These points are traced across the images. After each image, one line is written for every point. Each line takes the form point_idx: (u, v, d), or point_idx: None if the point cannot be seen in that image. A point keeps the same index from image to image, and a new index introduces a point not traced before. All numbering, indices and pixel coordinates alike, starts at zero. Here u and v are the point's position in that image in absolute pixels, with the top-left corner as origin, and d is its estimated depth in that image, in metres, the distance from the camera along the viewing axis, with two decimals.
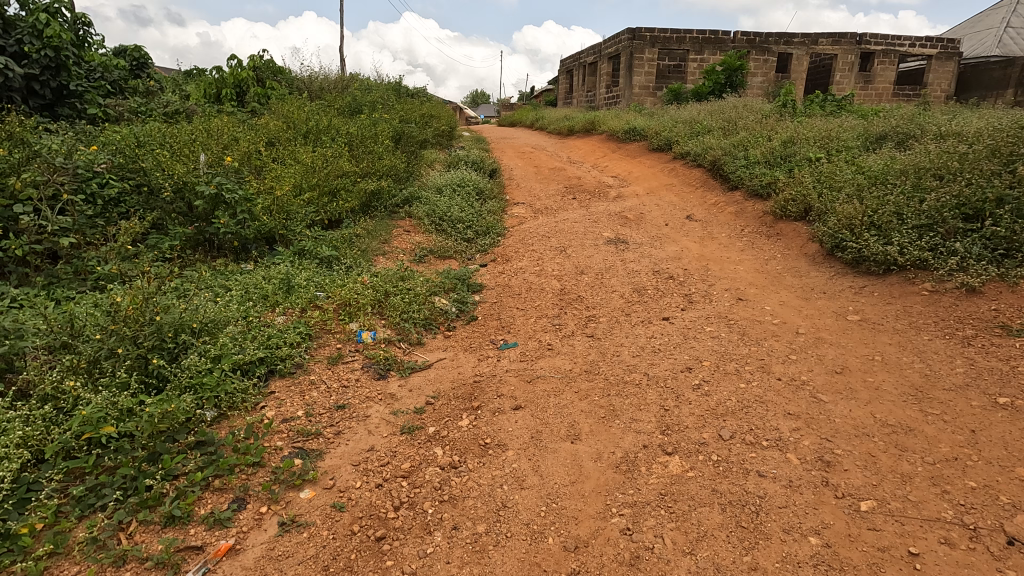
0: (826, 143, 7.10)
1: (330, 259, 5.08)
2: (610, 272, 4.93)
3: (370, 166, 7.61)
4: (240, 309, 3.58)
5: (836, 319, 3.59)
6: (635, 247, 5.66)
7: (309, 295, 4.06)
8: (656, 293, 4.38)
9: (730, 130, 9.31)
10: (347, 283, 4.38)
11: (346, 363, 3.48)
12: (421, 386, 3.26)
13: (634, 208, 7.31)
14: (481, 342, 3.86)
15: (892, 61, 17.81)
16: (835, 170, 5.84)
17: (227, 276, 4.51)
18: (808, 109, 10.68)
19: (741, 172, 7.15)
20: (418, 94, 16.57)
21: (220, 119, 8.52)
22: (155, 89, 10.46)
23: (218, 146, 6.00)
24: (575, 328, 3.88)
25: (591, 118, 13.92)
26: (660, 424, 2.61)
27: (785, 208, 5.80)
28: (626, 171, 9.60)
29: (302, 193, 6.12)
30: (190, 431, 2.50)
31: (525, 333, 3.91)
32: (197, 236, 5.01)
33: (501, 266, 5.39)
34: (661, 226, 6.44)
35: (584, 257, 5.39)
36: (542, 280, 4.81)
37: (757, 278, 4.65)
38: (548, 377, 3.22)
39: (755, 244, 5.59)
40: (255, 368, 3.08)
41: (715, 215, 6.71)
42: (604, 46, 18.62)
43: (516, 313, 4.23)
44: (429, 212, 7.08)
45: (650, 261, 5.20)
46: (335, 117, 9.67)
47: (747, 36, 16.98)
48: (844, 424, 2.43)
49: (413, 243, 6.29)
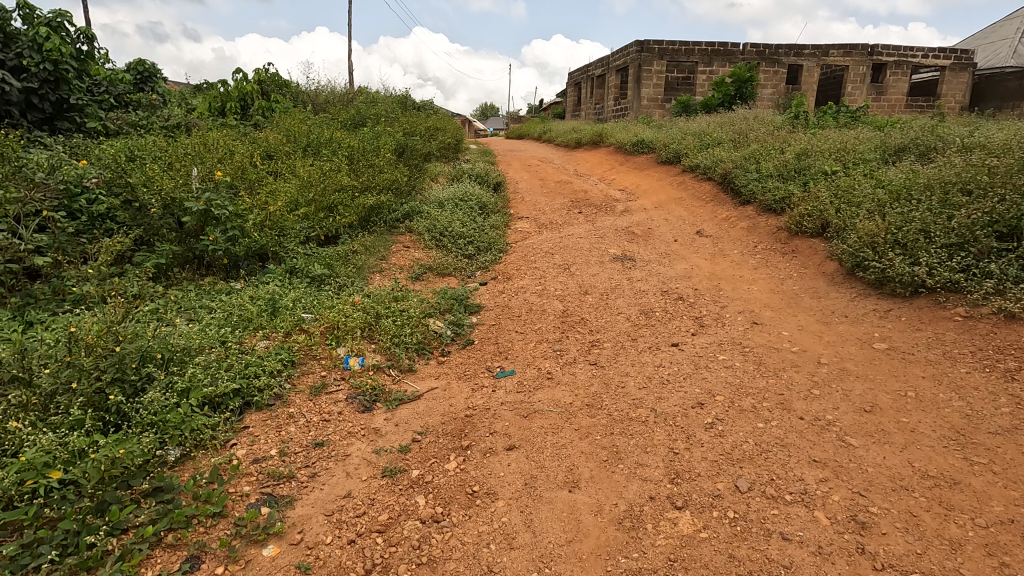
0: (842, 156, 6.82)
1: (323, 278, 4.86)
2: (616, 292, 4.67)
3: (370, 180, 7.42)
4: (219, 335, 3.36)
5: (861, 347, 3.29)
6: (643, 265, 5.41)
7: (295, 318, 3.84)
8: (665, 316, 4.11)
9: (741, 143, 9.05)
10: (337, 304, 4.15)
11: (330, 394, 3.24)
12: (408, 420, 3.01)
13: (642, 222, 7.06)
14: (476, 369, 3.61)
15: (904, 72, 17.53)
16: (853, 184, 5.56)
17: (213, 297, 4.31)
18: (820, 121, 10.42)
19: (752, 186, 6.89)
20: (424, 107, 16.50)
21: (220, 132, 8.41)
22: (160, 102, 10.42)
23: (212, 161, 5.83)
24: (578, 354, 3.62)
25: (598, 130, 13.73)
26: (668, 471, 2.33)
27: (801, 224, 5.52)
28: (634, 184, 9.36)
29: (297, 208, 5.92)
30: (147, 475, 2.27)
31: (523, 360, 3.65)
32: (186, 254, 4.84)
33: (501, 284, 5.15)
34: (670, 242, 6.18)
35: (589, 276, 5.14)
36: (543, 300, 4.56)
37: (773, 299, 4.37)
38: (547, 411, 2.96)
39: (769, 262, 5.31)
40: (228, 402, 2.85)
41: (726, 231, 6.44)
42: (612, 58, 18.49)
43: (515, 337, 3.98)
44: (430, 227, 6.87)
45: (659, 280, 4.93)
46: (337, 130, 9.53)
47: (756, 48, 16.78)
48: (878, 475, 2.14)
49: (411, 260, 6.07)
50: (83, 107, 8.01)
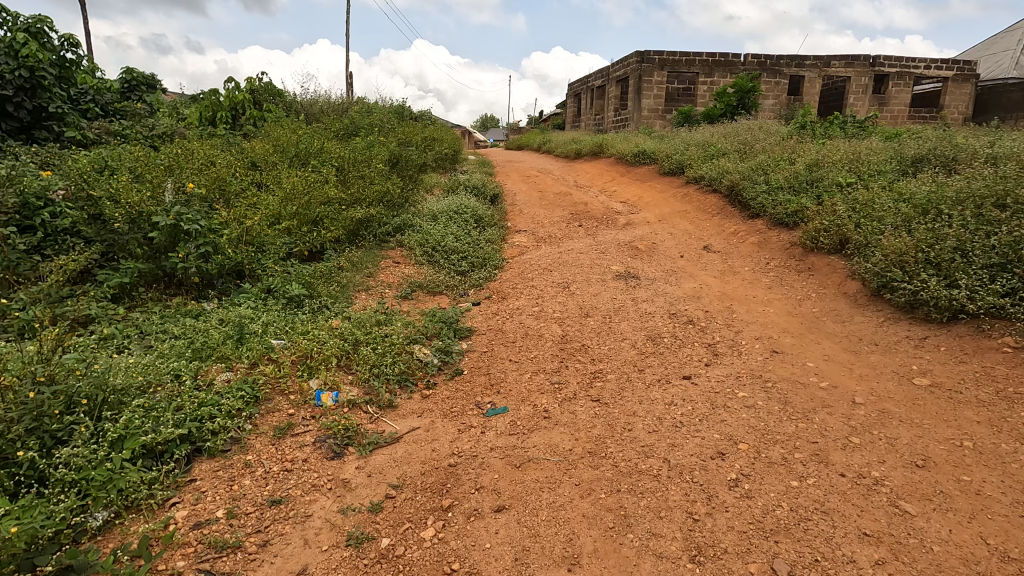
0: (856, 167, 6.48)
1: (301, 299, 4.47)
2: (620, 314, 4.28)
3: (359, 192, 7.07)
4: (172, 367, 2.97)
5: (899, 383, 2.91)
6: (649, 283, 5.03)
7: (263, 345, 3.45)
8: (674, 343, 3.72)
9: (747, 154, 8.71)
10: (313, 329, 3.77)
11: (296, 436, 2.85)
12: (382, 469, 2.61)
13: (646, 237, 6.70)
14: (465, 406, 3.21)
15: (907, 83, 17.31)
16: (872, 197, 5.21)
17: (179, 322, 3.94)
18: (827, 132, 10.10)
19: (762, 199, 6.53)
20: (421, 117, 16.22)
21: (206, 143, 8.08)
22: (148, 111, 10.11)
23: (188, 172, 5.48)
24: (578, 389, 3.22)
25: (599, 141, 13.43)
26: (687, 544, 1.94)
27: (817, 240, 5.16)
28: (636, 196, 9.02)
29: (279, 222, 5.56)
30: (58, 550, 1.88)
31: (517, 395, 3.25)
32: (154, 272, 4.48)
33: (495, 305, 4.77)
34: (676, 258, 5.81)
35: (590, 295, 4.76)
36: (541, 324, 4.17)
37: (792, 323, 4.00)
38: (542, 460, 2.56)
39: (784, 280, 4.93)
40: (173, 451, 2.46)
41: (735, 246, 6.07)
42: (612, 69, 18.26)
43: (509, 367, 3.58)
44: (421, 241, 6.50)
45: (666, 300, 4.55)
46: (329, 140, 9.20)
47: (757, 58, 16.56)
48: (947, 558, 1.76)
49: (401, 277, 5.71)
50: (63, 116, 7.69)
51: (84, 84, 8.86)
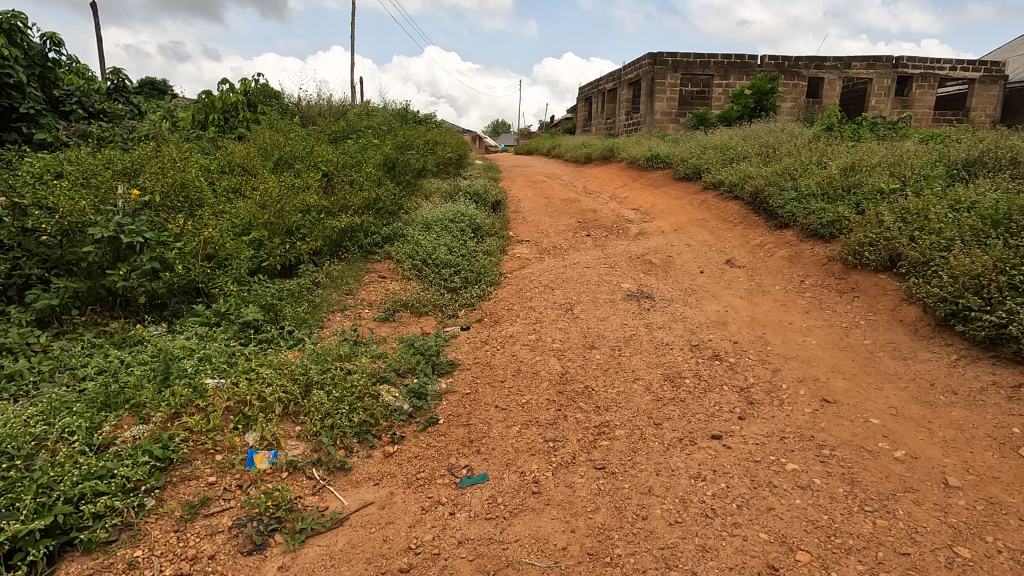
0: (898, 172, 5.75)
1: (259, 325, 3.85)
2: (632, 345, 3.61)
3: (346, 200, 6.46)
4: (62, 423, 2.36)
5: (1003, 456, 2.22)
6: (665, 305, 4.34)
7: (193, 386, 2.82)
8: (698, 386, 3.04)
9: (771, 158, 7.98)
10: (262, 364, 3.14)
11: (211, 516, 2.22)
12: (312, 573, 1.97)
13: (660, 249, 6.01)
14: (435, 471, 2.54)
15: (931, 85, 16.44)
16: (926, 207, 4.50)
17: (109, 353, 3.33)
18: (855, 134, 9.32)
19: (792, 207, 5.83)
20: (426, 121, 15.66)
21: (186, 146, 7.53)
22: (134, 113, 9.61)
23: (149, 179, 4.91)
24: (578, 451, 2.56)
25: (609, 145, 12.76)
26: None
27: (861, 256, 4.46)
28: (649, 203, 8.34)
29: (249, 232, 4.95)
30: None
31: (501, 456, 2.58)
32: (94, 292, 3.90)
33: (486, 330, 4.12)
34: (695, 275, 5.13)
35: (596, 320, 4.09)
36: (537, 357, 3.50)
37: (841, 359, 3.30)
38: (526, 566, 1.91)
39: (823, 303, 4.23)
40: (28, 550, 1.85)
41: (763, 261, 5.37)
42: (624, 72, 17.55)
43: (494, 416, 2.91)
44: (410, 254, 5.87)
45: (686, 327, 3.87)
46: (320, 144, 8.60)
47: (775, 60, 15.80)
48: None
49: (384, 295, 5.09)
50: (37, 117, 7.18)
51: (68, 84, 8.38)
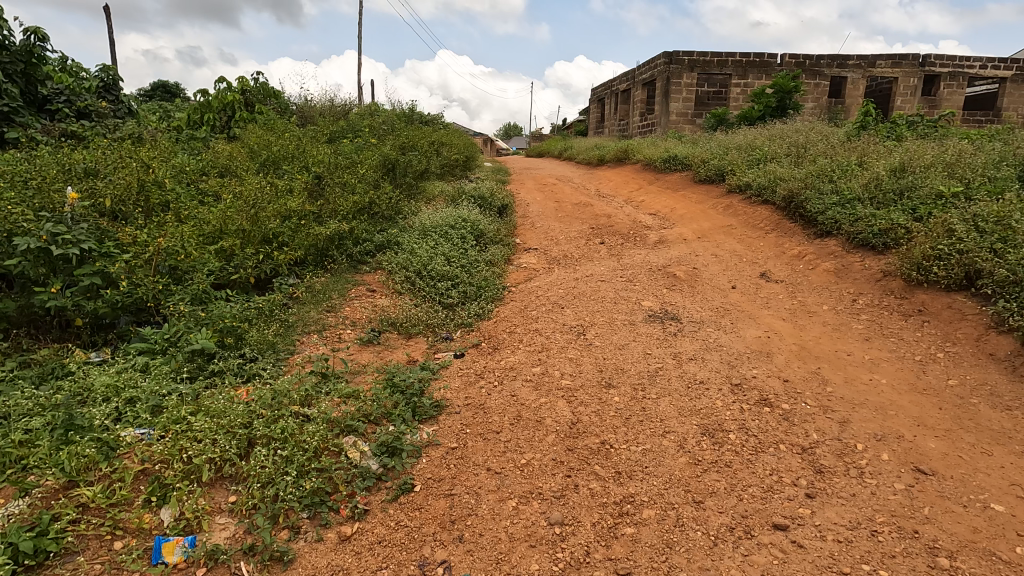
0: (957, 173, 5.03)
1: (212, 354, 3.23)
2: (658, 383, 2.95)
3: (334, 205, 5.86)
4: None
5: None
6: (694, 329, 3.69)
7: (100, 442, 2.20)
8: (748, 445, 2.38)
9: (803, 158, 7.26)
10: (198, 409, 2.51)
11: None
12: None
13: (684, 259, 5.34)
14: (403, 568, 1.91)
15: (960, 84, 15.58)
16: (1007, 213, 3.81)
17: (20, 389, 2.74)
18: (891, 133, 8.55)
19: (834, 214, 5.15)
20: (433, 122, 15.11)
21: (169, 145, 6.99)
22: (125, 112, 9.15)
23: (106, 181, 4.35)
24: (595, 543, 1.92)
25: (623, 146, 12.09)
26: None
27: (930, 272, 3.78)
28: (668, 207, 7.67)
29: (218, 240, 4.34)
30: None
31: (491, 547, 1.95)
32: (24, 313, 3.33)
33: (484, 359, 3.48)
34: (727, 291, 4.46)
35: (614, 348, 3.44)
36: (542, 398, 2.86)
37: (926, 408, 2.63)
38: None
39: (886, 329, 3.56)
40: None
41: (803, 275, 4.69)
42: (638, 71, 16.87)
43: (484, 483, 2.27)
44: (402, 265, 5.26)
45: (723, 360, 3.21)
46: (313, 144, 8.03)
47: (798, 58, 15.04)
48: None
49: (370, 312, 4.48)
50: (12, 115, 6.75)
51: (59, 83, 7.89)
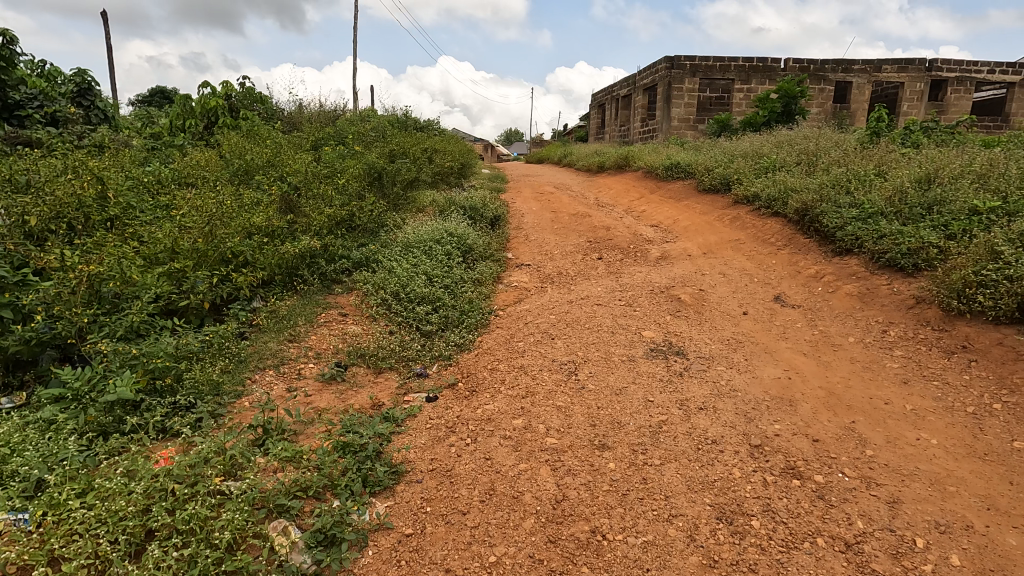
0: (990, 185, 4.55)
1: (136, 402, 2.74)
2: (663, 443, 2.45)
3: (307, 219, 5.38)
4: None
5: None
6: (704, 368, 3.18)
7: None
8: (777, 539, 1.88)
9: (814, 167, 6.78)
10: (91, 486, 2.02)
11: None
12: None
13: (690, 279, 4.85)
14: None
15: (968, 89, 15.12)
16: None
17: None
18: (905, 141, 8.07)
19: (855, 229, 4.66)
20: (429, 128, 14.65)
21: (137, 154, 6.52)
22: (102, 118, 8.68)
23: (41, 196, 3.87)
24: None
25: (624, 153, 11.63)
26: None
27: (974, 302, 3.28)
28: (671, 218, 7.19)
29: (167, 262, 3.86)
30: None
31: None
32: None
33: (459, 405, 2.98)
34: (739, 319, 3.96)
35: (612, 393, 2.94)
36: (523, 464, 2.36)
37: (993, 482, 2.13)
38: None
39: (926, 369, 3.06)
40: None
41: (823, 299, 4.19)
42: (639, 76, 16.44)
43: None
44: (378, 285, 4.77)
45: (739, 410, 2.71)
46: (294, 151, 7.55)
47: (802, 62, 14.59)
48: None
49: (337, 340, 3.99)
50: None
51: (31, 88, 7.44)
